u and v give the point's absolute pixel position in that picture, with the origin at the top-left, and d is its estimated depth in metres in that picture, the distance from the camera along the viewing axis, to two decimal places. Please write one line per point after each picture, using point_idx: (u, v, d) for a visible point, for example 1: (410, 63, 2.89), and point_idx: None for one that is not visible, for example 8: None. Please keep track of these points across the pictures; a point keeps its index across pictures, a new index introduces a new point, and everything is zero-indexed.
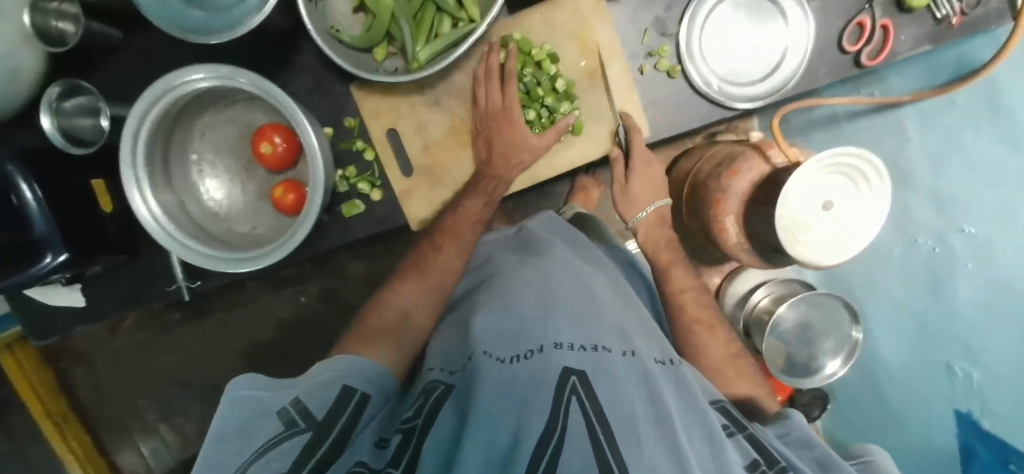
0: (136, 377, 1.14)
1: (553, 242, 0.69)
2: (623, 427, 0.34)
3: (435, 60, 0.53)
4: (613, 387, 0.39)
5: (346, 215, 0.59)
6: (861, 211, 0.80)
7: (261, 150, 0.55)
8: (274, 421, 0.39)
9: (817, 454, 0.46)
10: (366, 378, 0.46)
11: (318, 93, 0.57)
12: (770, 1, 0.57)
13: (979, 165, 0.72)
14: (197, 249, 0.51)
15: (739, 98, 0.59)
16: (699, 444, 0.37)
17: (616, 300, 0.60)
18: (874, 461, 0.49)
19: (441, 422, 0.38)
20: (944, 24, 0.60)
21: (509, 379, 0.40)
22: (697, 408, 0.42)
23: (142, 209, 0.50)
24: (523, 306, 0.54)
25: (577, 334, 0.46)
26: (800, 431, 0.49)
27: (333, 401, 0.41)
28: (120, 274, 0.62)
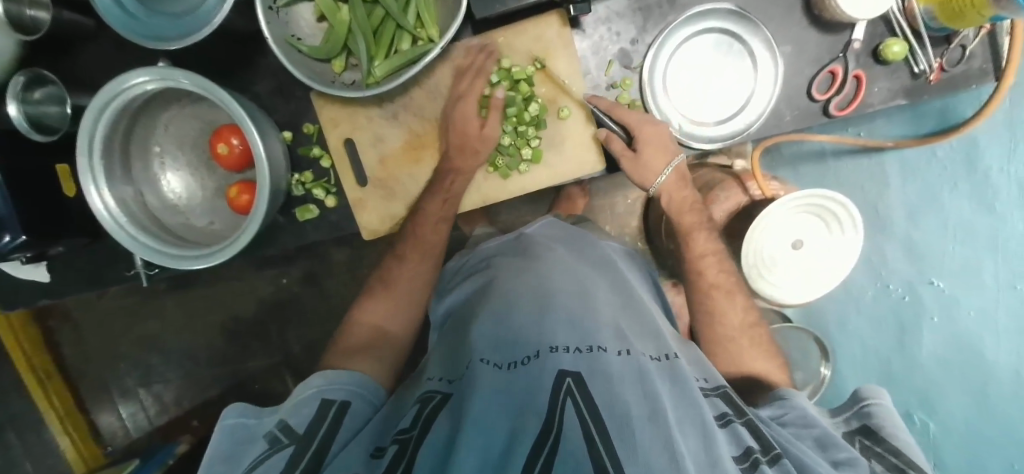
0: (119, 342, 1.17)
1: (553, 246, 0.67)
2: (618, 426, 0.34)
3: (390, 77, 0.53)
4: (608, 387, 0.38)
5: (299, 219, 0.60)
6: (833, 251, 0.77)
7: (218, 150, 0.57)
8: (260, 443, 0.41)
9: (815, 433, 0.46)
10: (343, 388, 0.48)
11: (281, 96, 0.58)
12: (740, 42, 0.56)
13: (951, 221, 0.73)
14: (146, 242, 0.52)
15: (699, 137, 0.58)
16: (692, 440, 0.36)
17: (614, 299, 0.57)
18: (871, 408, 0.49)
19: (437, 428, 0.38)
20: (921, 79, 0.58)
21: (501, 388, 0.40)
22: (690, 401, 0.41)
23: (98, 204, 0.51)
24: (518, 304, 0.52)
25: (572, 334, 0.46)
26: (798, 410, 0.49)
27: (314, 414, 0.43)
28: (84, 254, 0.64)
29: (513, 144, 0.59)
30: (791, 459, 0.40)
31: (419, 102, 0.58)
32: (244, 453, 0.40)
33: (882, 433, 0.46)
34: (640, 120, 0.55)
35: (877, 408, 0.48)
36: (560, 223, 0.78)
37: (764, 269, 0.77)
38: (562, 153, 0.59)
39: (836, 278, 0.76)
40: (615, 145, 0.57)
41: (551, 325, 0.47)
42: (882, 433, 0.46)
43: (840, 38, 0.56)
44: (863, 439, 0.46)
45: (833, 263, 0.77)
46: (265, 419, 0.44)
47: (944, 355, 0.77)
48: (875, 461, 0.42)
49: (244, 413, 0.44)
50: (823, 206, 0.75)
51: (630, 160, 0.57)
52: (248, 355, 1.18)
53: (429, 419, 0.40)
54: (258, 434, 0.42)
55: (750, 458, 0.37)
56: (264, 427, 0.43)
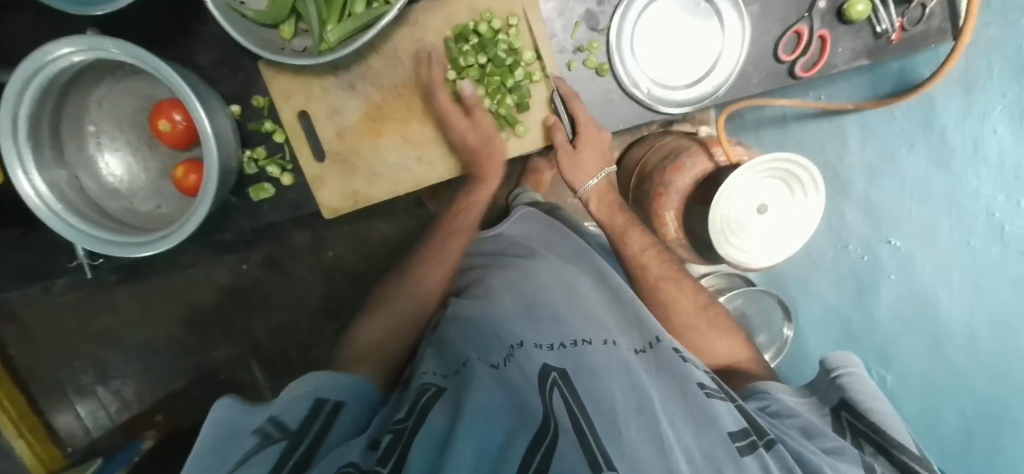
0: (68, 338, 1.10)
1: (535, 246, 0.69)
2: (606, 422, 0.37)
3: (344, 44, 0.50)
4: (593, 383, 0.42)
5: (253, 199, 0.56)
6: (788, 218, 0.79)
7: (159, 127, 0.52)
8: (248, 436, 0.39)
9: (800, 425, 0.48)
10: (337, 389, 0.50)
11: (225, 67, 0.54)
12: (707, 1, 0.55)
13: (909, 180, 0.72)
14: (85, 231, 0.48)
15: (668, 101, 0.57)
16: (681, 431, 0.41)
17: (596, 294, 0.62)
18: (847, 377, 0.51)
19: (433, 421, 0.40)
20: (883, 39, 0.58)
21: (496, 384, 0.42)
22: (677, 394, 0.45)
23: (28, 190, 0.47)
24: (503, 307, 0.56)
25: (557, 334, 0.50)
26: (782, 406, 0.52)
27: (306, 412, 0.44)
28: (18, 247, 0.59)
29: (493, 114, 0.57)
30: (784, 446, 0.43)
31: (378, 71, 0.54)
32: (228, 448, 0.37)
33: (860, 406, 0.48)
34: (586, 119, 0.56)
35: (851, 378, 0.51)
36: (538, 211, 0.76)
37: (731, 235, 0.78)
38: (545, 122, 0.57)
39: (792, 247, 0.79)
40: (558, 137, 0.57)
41: (533, 328, 0.52)
42: (860, 404, 0.48)
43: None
44: (847, 414, 0.49)
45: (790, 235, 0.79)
46: (254, 415, 0.41)
47: (902, 309, 0.79)
48: (864, 444, 0.45)
49: (232, 408, 0.41)
50: (788, 171, 0.75)
51: (568, 155, 0.59)
52: (213, 345, 1.14)
53: (422, 411, 0.42)
54: (243, 430, 0.40)
55: (747, 437, 0.41)
56: (250, 424, 0.40)
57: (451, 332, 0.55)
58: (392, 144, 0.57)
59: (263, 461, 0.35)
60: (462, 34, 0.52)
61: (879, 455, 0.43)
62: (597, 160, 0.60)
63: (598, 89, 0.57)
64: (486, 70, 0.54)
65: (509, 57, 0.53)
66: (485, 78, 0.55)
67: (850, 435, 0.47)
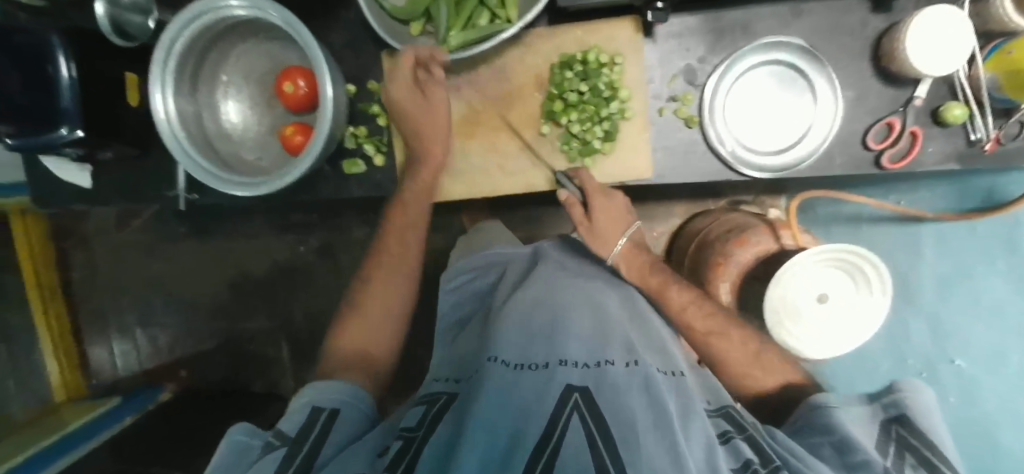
0: (127, 278, 1.21)
1: (563, 263, 0.64)
2: (625, 439, 0.32)
3: (462, 49, 0.54)
4: (614, 397, 0.36)
5: (344, 172, 0.61)
6: (845, 313, 0.77)
7: (283, 88, 0.58)
8: (251, 448, 0.39)
9: (835, 439, 0.38)
10: (337, 397, 0.46)
11: (351, 50, 0.60)
12: (805, 78, 0.57)
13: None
14: (196, 161, 0.54)
15: (750, 163, 0.58)
16: (695, 445, 0.34)
17: (624, 312, 0.55)
18: (902, 396, 0.40)
19: (439, 434, 0.38)
20: (977, 147, 0.58)
21: (504, 393, 0.38)
22: (693, 410, 0.39)
23: (158, 108, 0.53)
24: (530, 317, 0.49)
25: (580, 346, 0.44)
26: (819, 418, 0.41)
27: (306, 422, 0.42)
28: (130, 167, 0.66)
29: (582, 142, 0.58)
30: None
31: (483, 80, 0.59)
32: (241, 460, 0.38)
33: (919, 425, 0.38)
34: (595, 189, 0.57)
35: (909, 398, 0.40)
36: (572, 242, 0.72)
37: (788, 320, 0.76)
38: (637, 154, 0.59)
39: (851, 343, 0.77)
40: (590, 179, 0.57)
41: (563, 339, 0.45)
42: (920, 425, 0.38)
43: (902, 93, 0.57)
44: (896, 429, 0.39)
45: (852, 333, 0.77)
46: (263, 435, 0.41)
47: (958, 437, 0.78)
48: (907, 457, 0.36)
49: (250, 432, 0.41)
50: (853, 263, 0.74)
51: (602, 196, 0.58)
52: (249, 315, 1.18)
53: (434, 419, 0.42)
54: (252, 442, 0.40)
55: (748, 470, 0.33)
56: (258, 441, 0.40)
57: (477, 344, 0.52)
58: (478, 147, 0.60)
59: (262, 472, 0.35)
60: (568, 61, 0.56)
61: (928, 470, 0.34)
62: (616, 226, 0.60)
63: (682, 138, 0.59)
64: (583, 97, 0.57)
65: (607, 91, 0.56)
66: (581, 105, 0.57)
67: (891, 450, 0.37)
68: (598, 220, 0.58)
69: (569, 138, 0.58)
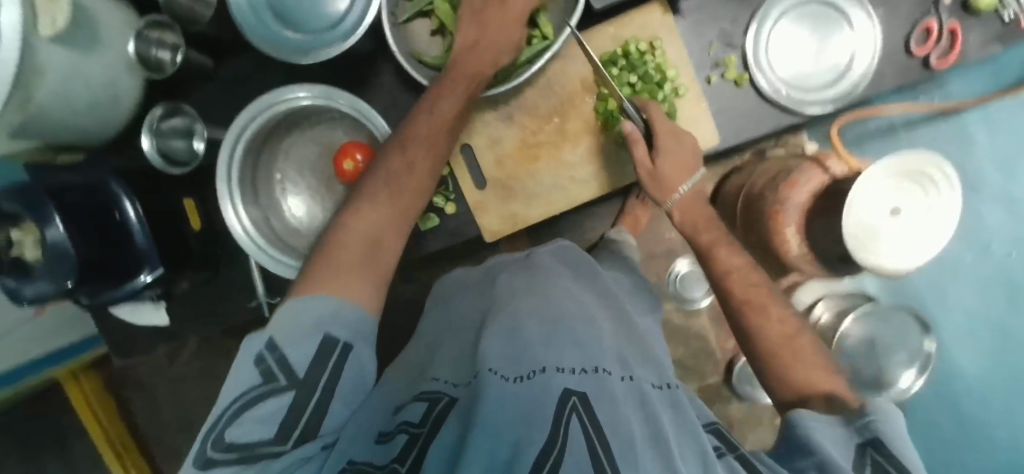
0: (191, 405, 1.14)
1: (557, 268, 0.58)
2: (620, 447, 0.31)
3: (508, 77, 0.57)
4: (615, 409, 0.35)
5: (422, 230, 0.60)
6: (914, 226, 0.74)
7: (344, 166, 0.57)
8: (252, 367, 0.38)
9: (816, 461, 0.33)
10: (347, 325, 0.41)
11: (396, 112, 0.60)
12: (835, 9, 0.58)
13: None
14: (281, 260, 0.55)
15: (808, 103, 0.59)
16: (689, 462, 0.34)
17: (613, 317, 0.52)
18: (870, 421, 0.36)
19: (446, 429, 0.35)
20: (1011, 26, 0.59)
21: (511, 398, 0.35)
22: (689, 427, 0.39)
23: (233, 221, 0.54)
24: (529, 318, 0.46)
25: (577, 352, 0.41)
26: (797, 437, 0.36)
27: (314, 356, 0.38)
28: (202, 289, 0.65)
29: None
30: None
31: (532, 101, 0.59)
32: (234, 382, 0.38)
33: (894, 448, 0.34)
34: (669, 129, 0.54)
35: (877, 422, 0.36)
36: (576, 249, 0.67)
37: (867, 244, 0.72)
38: (700, 127, 0.59)
39: (925, 254, 0.74)
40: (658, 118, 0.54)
41: (561, 341, 0.42)
42: (907, 457, 0.33)
43: None
44: (872, 455, 0.34)
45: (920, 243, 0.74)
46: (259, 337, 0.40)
47: None
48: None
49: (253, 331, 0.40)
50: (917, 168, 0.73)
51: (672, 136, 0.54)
52: None
53: (439, 417, 0.37)
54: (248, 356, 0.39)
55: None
56: (254, 348, 0.39)
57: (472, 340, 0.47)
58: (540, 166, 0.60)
59: (255, 422, 0.35)
60: (611, 58, 0.57)
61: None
62: (682, 170, 0.56)
63: (735, 100, 0.59)
64: (636, 87, 0.57)
65: (657, 75, 0.57)
66: (635, 95, 0.58)
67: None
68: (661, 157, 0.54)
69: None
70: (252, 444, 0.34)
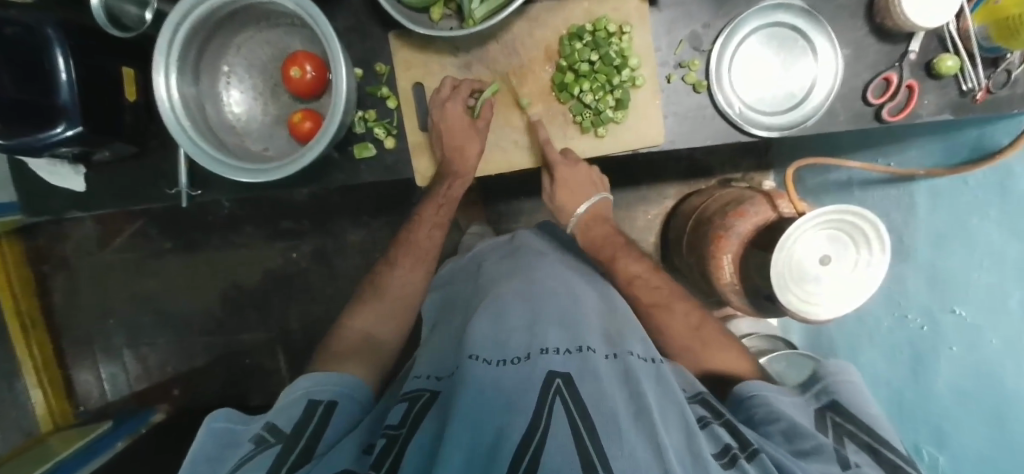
0: (110, 298, 1.22)
1: (543, 256, 0.66)
2: (605, 423, 0.34)
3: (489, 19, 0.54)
4: (597, 385, 0.39)
5: (356, 156, 0.61)
6: (842, 282, 0.72)
7: (290, 73, 0.56)
8: (245, 444, 0.43)
9: (783, 425, 0.44)
10: (331, 390, 0.51)
11: (357, 34, 0.60)
12: (804, 39, 0.59)
13: (978, 248, 0.65)
14: (200, 146, 0.53)
15: (757, 124, 0.59)
16: (675, 434, 0.36)
17: (602, 306, 0.57)
18: (832, 385, 0.48)
19: (423, 431, 0.40)
20: (968, 97, 0.60)
21: (485, 385, 0.40)
22: (673, 399, 0.41)
23: (162, 91, 0.51)
24: (511, 312, 0.52)
25: (561, 338, 0.46)
26: (761, 409, 0.47)
27: (299, 415, 0.46)
28: (126, 166, 0.64)
29: (594, 113, 0.60)
30: (769, 455, 0.39)
31: (493, 56, 0.60)
32: (225, 456, 0.42)
33: (851, 409, 0.45)
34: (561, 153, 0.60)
35: (841, 386, 0.48)
36: (562, 237, 0.74)
37: (793, 282, 0.71)
38: (651, 120, 0.59)
39: (853, 302, 0.72)
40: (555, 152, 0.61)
41: (543, 329, 0.48)
42: (852, 409, 0.46)
43: (897, 48, 0.60)
44: (832, 415, 0.46)
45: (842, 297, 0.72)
46: (250, 423, 0.46)
47: (963, 387, 0.71)
48: (849, 442, 0.42)
49: (228, 417, 0.46)
50: (852, 223, 0.70)
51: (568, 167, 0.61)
52: (244, 328, 1.21)
53: (418, 416, 0.43)
54: (240, 439, 0.44)
55: (728, 454, 0.37)
56: (248, 431, 0.44)
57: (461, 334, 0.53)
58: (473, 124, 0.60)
59: (259, 466, 0.38)
60: (577, 32, 0.57)
61: (869, 450, 0.40)
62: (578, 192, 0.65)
63: (691, 103, 0.60)
64: (595, 67, 0.58)
65: (618, 59, 0.57)
66: (593, 75, 0.58)
67: (833, 432, 0.44)
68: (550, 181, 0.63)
69: (582, 109, 0.60)
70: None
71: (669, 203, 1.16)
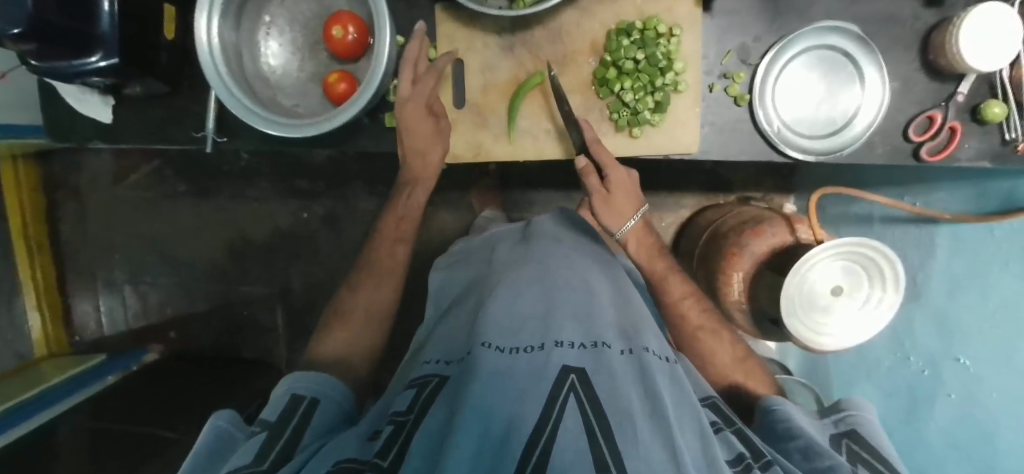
0: (117, 233, 1.23)
1: (560, 242, 0.65)
2: (618, 422, 0.34)
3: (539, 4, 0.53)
4: (612, 382, 0.39)
5: (385, 124, 0.60)
6: (855, 314, 0.72)
7: (332, 32, 0.55)
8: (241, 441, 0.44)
9: (800, 442, 0.44)
10: (309, 384, 0.51)
11: (403, 1, 0.60)
12: (855, 64, 0.58)
13: (995, 301, 0.65)
14: (236, 94, 0.52)
15: (794, 146, 0.59)
16: (689, 438, 0.36)
17: (616, 298, 0.56)
18: (852, 418, 0.49)
19: (432, 416, 0.40)
20: (1009, 147, 0.59)
21: (498, 373, 0.40)
22: (688, 402, 0.41)
23: (202, 34, 0.51)
24: (524, 299, 0.51)
25: (576, 330, 0.46)
26: (780, 425, 0.47)
27: (284, 408, 0.48)
28: (155, 104, 0.64)
29: (631, 113, 0.59)
30: (781, 468, 0.39)
31: (536, 41, 0.60)
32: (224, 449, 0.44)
33: (868, 441, 0.46)
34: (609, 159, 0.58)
35: (859, 419, 0.48)
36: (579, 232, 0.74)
37: (803, 309, 0.71)
38: (688, 128, 0.59)
39: (867, 334, 0.71)
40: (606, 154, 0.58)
41: (557, 319, 0.47)
42: (867, 441, 0.46)
43: (946, 87, 0.59)
44: (849, 443, 0.46)
45: (854, 329, 0.72)
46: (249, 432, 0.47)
47: (952, 432, 0.72)
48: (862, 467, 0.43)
49: (233, 421, 0.46)
50: (867, 256, 0.69)
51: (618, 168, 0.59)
52: (247, 280, 1.21)
53: (425, 406, 0.43)
54: (233, 432, 0.46)
55: (743, 463, 0.37)
56: (244, 436, 0.46)
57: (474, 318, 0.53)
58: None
59: (244, 452, 0.40)
60: (625, 28, 0.56)
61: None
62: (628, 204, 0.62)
63: (729, 115, 0.59)
64: (639, 66, 0.57)
65: (664, 61, 0.56)
66: (636, 73, 0.57)
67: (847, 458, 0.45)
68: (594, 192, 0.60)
69: (620, 107, 0.59)
70: (235, 469, 0.38)
71: (685, 213, 1.16)
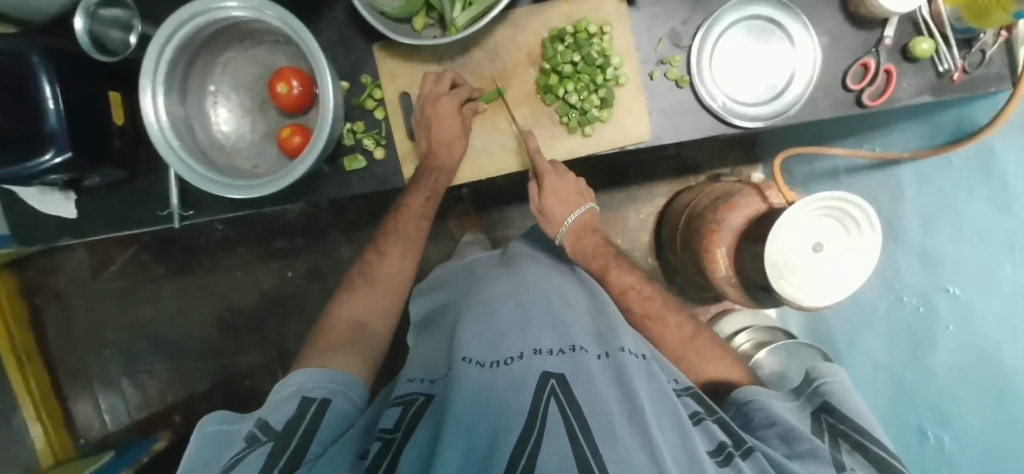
0: (105, 327, 1.21)
1: (535, 260, 0.67)
2: (598, 424, 0.34)
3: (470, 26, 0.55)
4: (591, 385, 0.39)
5: (346, 169, 0.61)
6: (840, 267, 0.72)
7: (277, 90, 0.57)
8: (239, 441, 0.44)
9: (778, 430, 0.44)
10: (324, 386, 0.50)
11: (342, 48, 0.61)
12: (781, 29, 0.60)
13: (966, 231, 0.66)
14: (187, 163, 0.53)
15: (741, 116, 0.60)
16: (669, 434, 0.37)
17: (589, 305, 0.58)
18: (828, 384, 0.49)
19: (417, 437, 0.39)
20: (945, 78, 0.61)
21: (480, 387, 0.40)
22: (665, 396, 0.41)
23: (150, 112, 0.52)
24: (501, 311, 0.52)
25: (553, 337, 0.47)
26: (764, 413, 0.46)
27: (294, 411, 0.47)
28: (117, 191, 0.64)
29: (580, 113, 0.60)
30: (763, 453, 0.39)
31: (476, 62, 0.62)
32: (219, 455, 0.43)
33: (843, 408, 0.46)
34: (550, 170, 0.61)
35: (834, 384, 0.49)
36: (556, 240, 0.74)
37: (786, 271, 0.71)
38: (637, 118, 0.60)
39: (849, 287, 0.70)
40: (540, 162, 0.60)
41: (535, 329, 0.48)
42: (844, 409, 0.46)
43: (873, 34, 0.61)
44: (827, 417, 0.46)
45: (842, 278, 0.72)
46: (243, 422, 0.46)
47: (957, 367, 0.70)
48: (841, 442, 0.43)
49: (221, 421, 0.46)
50: (837, 208, 0.71)
51: (556, 176, 0.62)
52: (241, 350, 1.20)
53: (413, 420, 0.43)
54: (236, 436, 0.44)
55: (723, 452, 0.37)
56: (241, 430, 0.45)
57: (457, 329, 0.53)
58: (449, 122, 0.59)
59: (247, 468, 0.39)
60: (558, 35, 0.59)
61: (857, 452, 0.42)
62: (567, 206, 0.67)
63: (674, 99, 0.61)
64: (578, 67, 0.59)
65: (600, 58, 0.58)
66: (576, 75, 0.59)
67: (826, 433, 0.45)
68: (546, 198, 0.64)
69: (568, 110, 0.60)
70: None
71: (660, 201, 1.17)
